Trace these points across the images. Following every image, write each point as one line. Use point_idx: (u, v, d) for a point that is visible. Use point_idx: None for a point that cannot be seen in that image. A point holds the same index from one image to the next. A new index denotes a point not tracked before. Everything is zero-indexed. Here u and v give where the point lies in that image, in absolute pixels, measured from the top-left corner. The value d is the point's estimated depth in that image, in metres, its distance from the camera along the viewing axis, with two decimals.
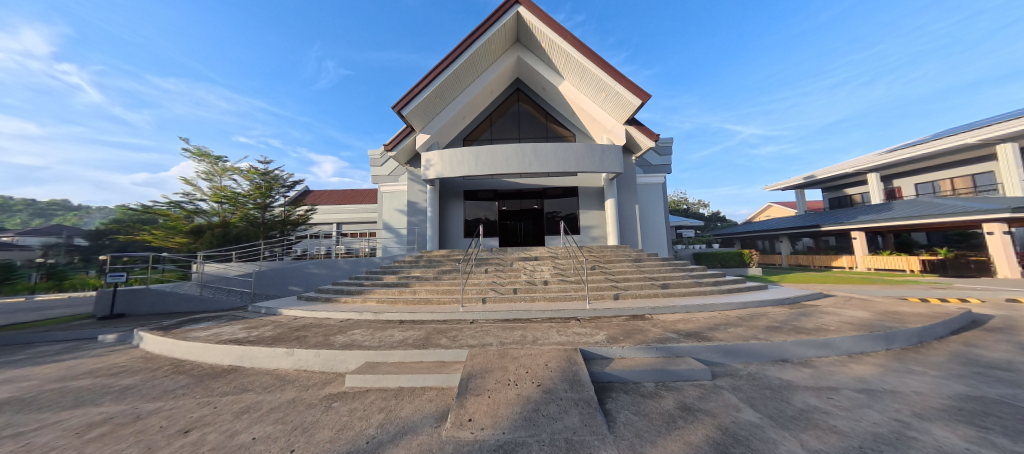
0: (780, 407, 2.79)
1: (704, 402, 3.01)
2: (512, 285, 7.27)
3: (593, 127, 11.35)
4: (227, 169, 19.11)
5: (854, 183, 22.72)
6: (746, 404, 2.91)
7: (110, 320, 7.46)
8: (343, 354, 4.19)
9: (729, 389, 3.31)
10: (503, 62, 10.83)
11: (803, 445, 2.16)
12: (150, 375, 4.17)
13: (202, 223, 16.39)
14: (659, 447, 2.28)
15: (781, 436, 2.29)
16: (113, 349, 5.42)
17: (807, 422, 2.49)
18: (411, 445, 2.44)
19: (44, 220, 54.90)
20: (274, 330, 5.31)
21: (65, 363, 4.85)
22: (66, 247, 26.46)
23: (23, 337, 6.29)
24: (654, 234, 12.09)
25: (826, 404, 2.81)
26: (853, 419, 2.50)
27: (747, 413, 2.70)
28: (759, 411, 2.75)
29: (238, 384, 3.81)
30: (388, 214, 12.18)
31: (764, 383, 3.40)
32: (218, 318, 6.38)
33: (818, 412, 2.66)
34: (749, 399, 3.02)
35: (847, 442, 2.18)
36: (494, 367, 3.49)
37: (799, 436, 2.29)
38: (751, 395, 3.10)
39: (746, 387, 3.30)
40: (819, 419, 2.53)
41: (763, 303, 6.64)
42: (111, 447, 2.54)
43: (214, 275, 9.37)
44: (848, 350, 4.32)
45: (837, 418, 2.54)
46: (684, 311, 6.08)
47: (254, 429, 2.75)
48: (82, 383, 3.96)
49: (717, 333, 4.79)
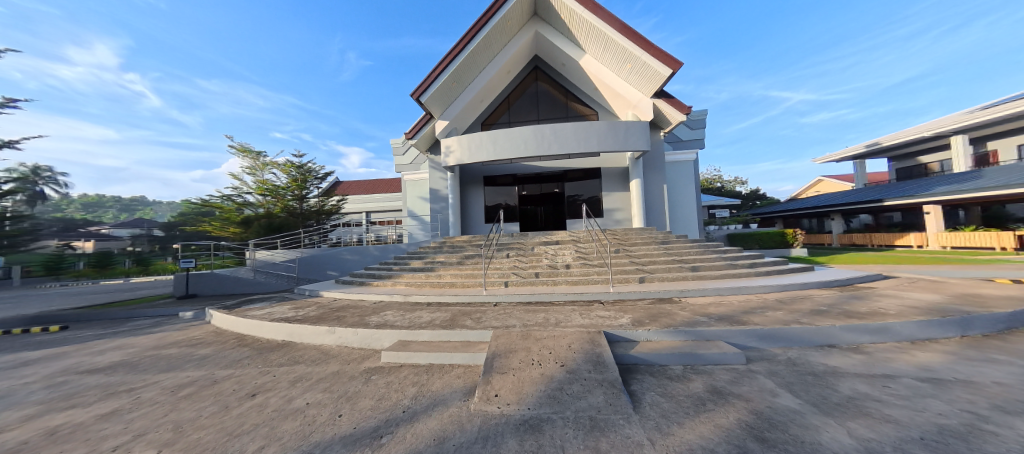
0: (824, 394, 2.64)
1: (736, 386, 2.93)
2: (534, 269, 7.32)
3: (618, 103, 10.73)
4: (267, 164, 20.63)
5: (932, 149, 19.67)
6: (782, 389, 2.79)
7: (184, 301, 8.64)
8: (377, 333, 4.56)
9: (765, 374, 3.18)
10: (521, 38, 10.32)
11: (851, 433, 2.04)
12: (220, 347, 4.84)
13: (250, 214, 17.97)
14: (686, 428, 2.28)
15: (824, 423, 2.18)
16: (191, 325, 6.32)
17: (855, 410, 2.34)
18: (442, 416, 2.66)
19: (130, 215, 65.22)
20: (317, 310, 5.86)
21: (156, 334, 5.77)
22: (146, 237, 30.47)
23: (125, 313, 7.54)
24: (684, 216, 11.39)
25: (879, 392, 2.61)
26: (914, 409, 2.30)
27: (784, 398, 2.60)
28: (798, 396, 2.63)
29: (291, 357, 4.31)
30: (412, 202, 12.55)
31: (807, 369, 3.22)
32: (270, 299, 7.15)
33: (870, 400, 2.48)
34: (786, 384, 2.90)
35: (905, 432, 2.02)
36: (517, 347, 3.63)
37: (846, 424, 2.17)
38: (790, 380, 2.97)
39: (785, 373, 3.15)
40: (870, 408, 2.36)
41: (808, 285, 6.18)
42: (198, 404, 3.04)
43: (264, 261, 10.32)
44: (910, 336, 3.93)
45: (892, 407, 2.36)
46: (715, 293, 5.85)
47: (307, 396, 3.14)
48: (170, 352, 4.70)
49: (752, 317, 4.56)
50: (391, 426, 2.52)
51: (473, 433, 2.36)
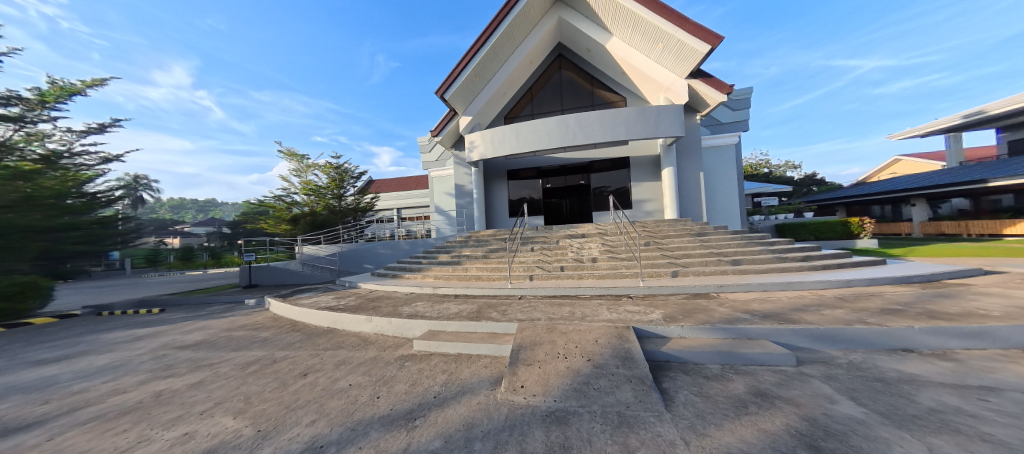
0: (896, 403, 2.33)
1: (784, 389, 2.70)
2: (560, 263, 7.23)
3: (648, 86, 10.10)
4: (310, 165, 22.44)
5: None
6: (843, 395, 2.51)
7: (248, 290, 9.82)
8: (409, 322, 4.83)
9: (820, 378, 2.88)
10: (544, 25, 9.99)
11: (931, 448, 1.78)
12: (278, 331, 5.45)
13: (297, 212, 19.72)
14: (725, 430, 2.15)
15: (895, 436, 1.93)
16: (253, 311, 7.19)
17: (937, 423, 2.04)
18: (471, 403, 2.77)
19: (205, 214, 74.90)
20: (356, 300, 6.35)
21: (228, 318, 6.65)
22: (216, 234, 34.80)
23: (203, 300, 8.78)
24: (726, 205, 10.50)
25: (972, 406, 2.24)
26: (1021, 428, 1.94)
27: (844, 406, 2.34)
28: (863, 405, 2.35)
29: (335, 343, 4.73)
30: (439, 198, 12.95)
31: (875, 375, 2.85)
32: (316, 290, 7.87)
33: (959, 414, 2.14)
34: (847, 391, 2.60)
35: (1005, 453, 1.71)
36: (543, 340, 3.65)
37: (925, 438, 1.89)
38: (852, 387, 2.65)
39: (845, 378, 2.83)
40: (957, 422, 2.04)
41: (877, 281, 5.42)
42: (262, 380, 3.47)
43: (310, 255, 11.42)
44: (1017, 343, 3.30)
45: (989, 423, 2.01)
46: (760, 289, 5.35)
47: (349, 378, 3.44)
48: (238, 333, 5.40)
49: (805, 316, 4.12)
50: (424, 409, 2.69)
51: (500, 421, 2.43)
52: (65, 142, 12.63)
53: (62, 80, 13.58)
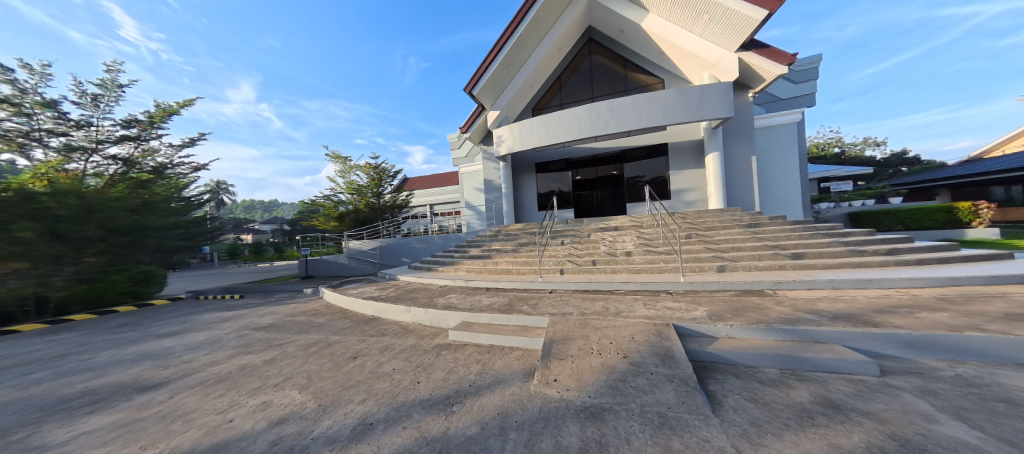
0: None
1: (862, 401, 2.35)
2: (591, 257, 6.99)
3: (691, 64, 9.24)
4: (352, 166, 24.21)
5: None
6: (947, 414, 2.11)
7: (305, 280, 10.99)
8: (444, 314, 5.03)
9: (913, 391, 2.45)
10: (573, 9, 9.49)
11: None
12: (331, 318, 6.03)
13: (344, 210, 21.46)
14: (787, 442, 1.93)
15: None
16: (310, 299, 8.04)
17: None
18: (504, 394, 2.82)
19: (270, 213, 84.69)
20: (395, 292, 6.77)
21: (290, 304, 7.52)
22: (279, 230, 39.18)
23: (271, 288, 10.03)
24: (786, 192, 9.33)
25: None
26: None
27: (948, 427, 1.96)
28: (977, 428, 1.95)
29: (379, 330, 5.10)
30: (468, 194, 13.22)
31: (993, 394, 2.35)
32: (362, 281, 8.55)
33: None
34: (953, 409, 2.17)
35: None
36: (575, 335, 3.58)
37: None
38: (962, 405, 2.21)
39: (947, 394, 2.38)
40: None
41: (993, 279, 4.43)
42: (320, 361, 3.86)
43: (355, 249, 12.43)
44: None
45: None
46: (829, 286, 4.68)
47: (392, 363, 3.69)
48: (299, 318, 6.08)
49: (890, 319, 3.52)
50: (460, 396, 2.80)
51: (534, 413, 2.44)
52: (168, 155, 15.15)
53: (163, 103, 16.28)
